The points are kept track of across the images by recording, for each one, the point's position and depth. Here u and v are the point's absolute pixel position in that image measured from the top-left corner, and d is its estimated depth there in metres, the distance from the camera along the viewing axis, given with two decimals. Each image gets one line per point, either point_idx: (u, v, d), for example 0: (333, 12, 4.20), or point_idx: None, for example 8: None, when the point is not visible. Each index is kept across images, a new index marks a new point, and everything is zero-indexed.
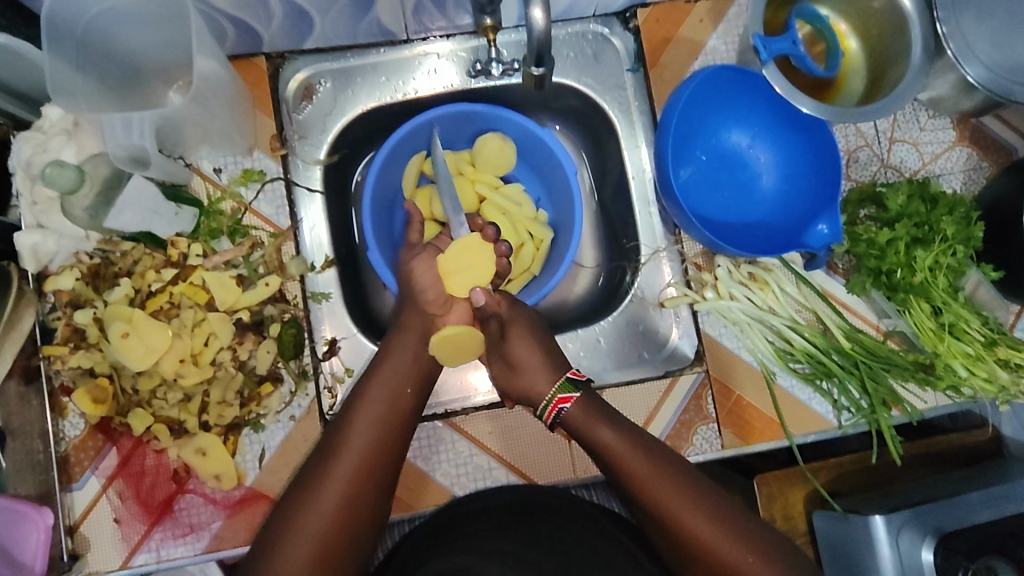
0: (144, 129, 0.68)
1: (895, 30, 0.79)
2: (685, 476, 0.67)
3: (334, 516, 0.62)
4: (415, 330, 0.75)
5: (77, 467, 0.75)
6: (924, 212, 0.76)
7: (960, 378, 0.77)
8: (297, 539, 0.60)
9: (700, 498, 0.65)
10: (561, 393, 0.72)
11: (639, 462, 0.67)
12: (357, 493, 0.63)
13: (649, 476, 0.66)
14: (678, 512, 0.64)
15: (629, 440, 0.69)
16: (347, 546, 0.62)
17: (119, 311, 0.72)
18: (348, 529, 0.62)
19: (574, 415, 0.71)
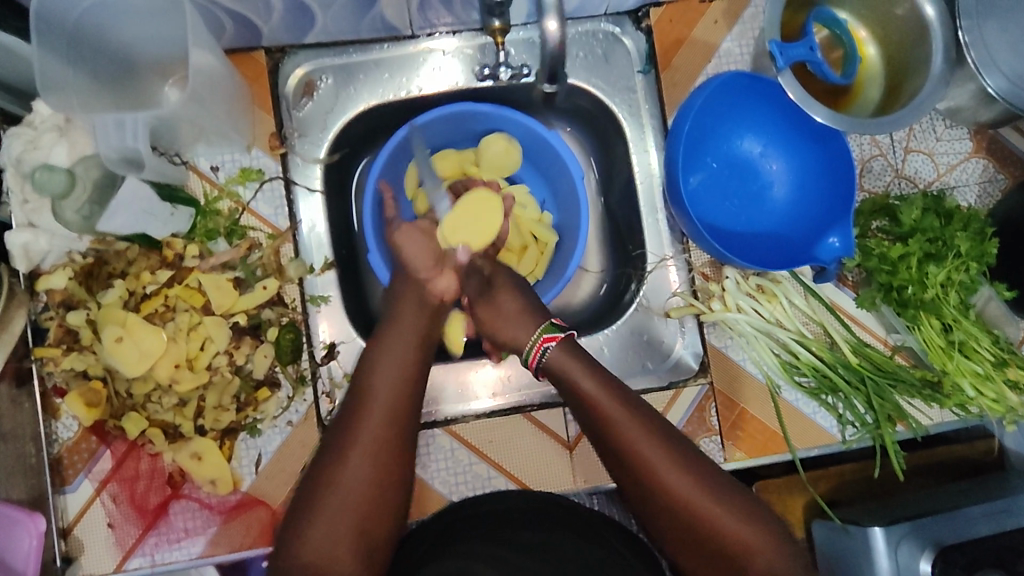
0: (138, 129, 0.65)
1: (915, 38, 0.77)
2: (677, 447, 0.66)
3: (367, 486, 0.62)
4: (412, 300, 0.74)
5: (70, 469, 0.74)
6: (939, 227, 0.74)
7: (967, 398, 0.75)
8: (331, 511, 0.60)
9: (697, 471, 0.65)
10: (546, 333, 0.72)
11: (635, 431, 0.66)
12: (384, 459, 0.63)
13: (646, 445, 0.65)
14: (671, 483, 0.64)
15: (612, 397, 0.68)
16: (382, 514, 0.62)
17: (112, 315, 0.71)
18: (381, 496, 0.62)
19: (559, 361, 0.71)
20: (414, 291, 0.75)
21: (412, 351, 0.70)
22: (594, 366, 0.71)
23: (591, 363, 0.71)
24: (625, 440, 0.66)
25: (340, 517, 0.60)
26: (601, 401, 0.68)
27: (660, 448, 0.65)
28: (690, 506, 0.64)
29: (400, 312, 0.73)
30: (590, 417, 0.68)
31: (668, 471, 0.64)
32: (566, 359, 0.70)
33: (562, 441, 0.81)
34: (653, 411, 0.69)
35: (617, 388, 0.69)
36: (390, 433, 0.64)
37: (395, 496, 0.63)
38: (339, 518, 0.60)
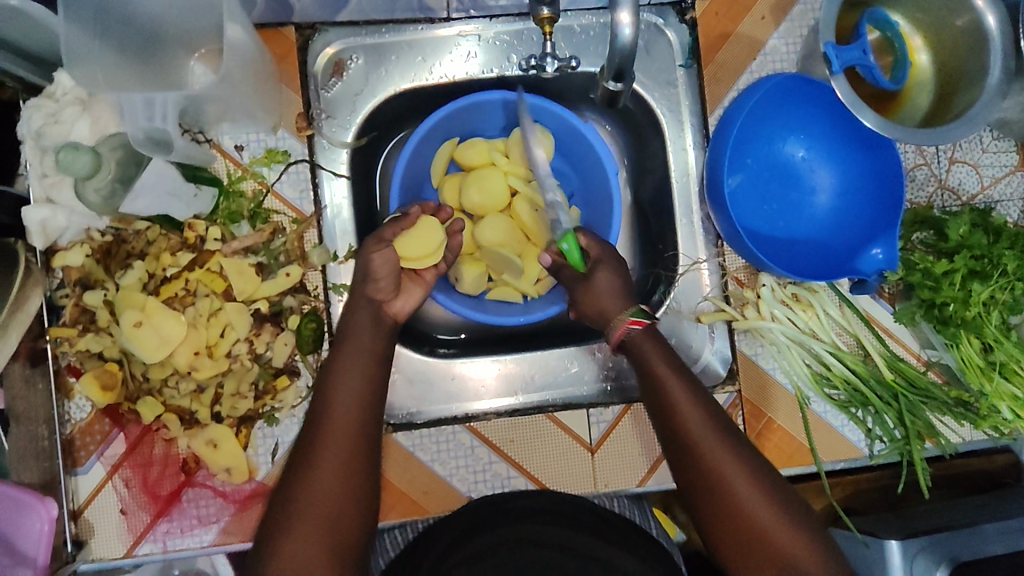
0: (167, 109, 0.63)
1: (972, 46, 0.74)
2: (738, 443, 0.65)
3: (332, 502, 0.59)
4: (367, 308, 0.71)
5: (82, 450, 0.72)
6: (985, 244, 0.72)
7: (1004, 420, 0.74)
8: (299, 529, 0.57)
9: (753, 469, 0.63)
10: (631, 316, 0.72)
11: (697, 422, 0.65)
12: (348, 471, 0.60)
13: (706, 438, 0.64)
14: (728, 478, 0.62)
15: (682, 382, 0.67)
16: (350, 527, 0.59)
17: (131, 299, 0.68)
18: (348, 512, 0.59)
19: (637, 341, 0.71)
20: (362, 300, 0.72)
21: (370, 359, 0.68)
22: (668, 354, 0.70)
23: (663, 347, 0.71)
24: (687, 430, 0.65)
25: (306, 534, 0.57)
26: (669, 384, 0.67)
27: (720, 445, 0.64)
28: (741, 506, 0.62)
29: (354, 319, 0.70)
30: (655, 402, 0.68)
31: (725, 467, 0.63)
32: (642, 339, 0.71)
33: (584, 443, 0.79)
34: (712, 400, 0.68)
35: (687, 378, 0.68)
36: (355, 443, 0.62)
37: (362, 511, 0.60)
38: (305, 535, 0.57)
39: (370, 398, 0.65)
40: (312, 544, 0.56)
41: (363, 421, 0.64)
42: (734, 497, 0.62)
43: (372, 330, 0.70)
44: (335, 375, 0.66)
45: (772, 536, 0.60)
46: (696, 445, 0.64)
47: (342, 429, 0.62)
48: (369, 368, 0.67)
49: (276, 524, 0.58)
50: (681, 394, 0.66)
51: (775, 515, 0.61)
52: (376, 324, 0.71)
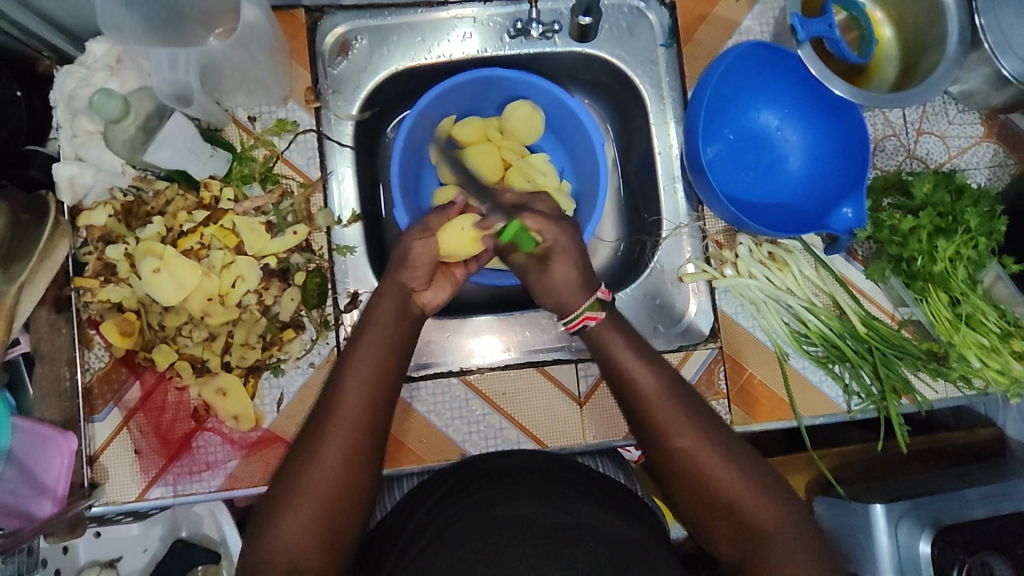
0: (188, 66, 0.71)
1: (930, 18, 0.79)
2: (708, 425, 0.64)
3: (332, 483, 0.61)
4: (393, 297, 0.73)
5: (99, 398, 0.77)
6: (949, 202, 0.76)
7: (971, 369, 0.79)
8: (298, 499, 0.60)
9: (723, 448, 0.63)
10: (588, 310, 0.71)
11: (664, 406, 0.65)
12: (353, 452, 0.62)
13: (675, 424, 0.64)
14: (699, 463, 0.63)
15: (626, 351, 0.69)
16: (344, 516, 0.61)
17: (151, 248, 0.74)
18: (347, 486, 0.62)
19: (601, 334, 0.70)
20: (392, 286, 0.73)
21: (388, 350, 0.69)
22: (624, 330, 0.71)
23: (628, 331, 0.71)
24: (656, 419, 0.65)
25: (304, 504, 0.60)
26: (634, 372, 0.67)
27: (689, 430, 0.64)
28: (694, 464, 0.63)
29: (377, 310, 0.72)
30: (620, 389, 0.68)
31: (697, 454, 0.63)
32: (607, 331, 0.70)
33: (573, 396, 0.84)
34: (663, 362, 0.69)
35: (641, 351, 0.69)
36: (359, 432, 0.63)
37: (363, 487, 0.63)
38: (296, 512, 0.60)
39: (384, 383, 0.67)
40: (307, 511, 0.60)
41: (374, 411, 0.65)
42: (710, 481, 0.62)
43: (393, 320, 0.71)
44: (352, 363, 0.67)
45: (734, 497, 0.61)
46: (666, 432, 0.64)
47: (354, 416, 0.64)
48: (388, 358, 0.68)
49: (279, 491, 0.61)
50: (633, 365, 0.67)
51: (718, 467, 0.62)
52: (400, 315, 0.72)
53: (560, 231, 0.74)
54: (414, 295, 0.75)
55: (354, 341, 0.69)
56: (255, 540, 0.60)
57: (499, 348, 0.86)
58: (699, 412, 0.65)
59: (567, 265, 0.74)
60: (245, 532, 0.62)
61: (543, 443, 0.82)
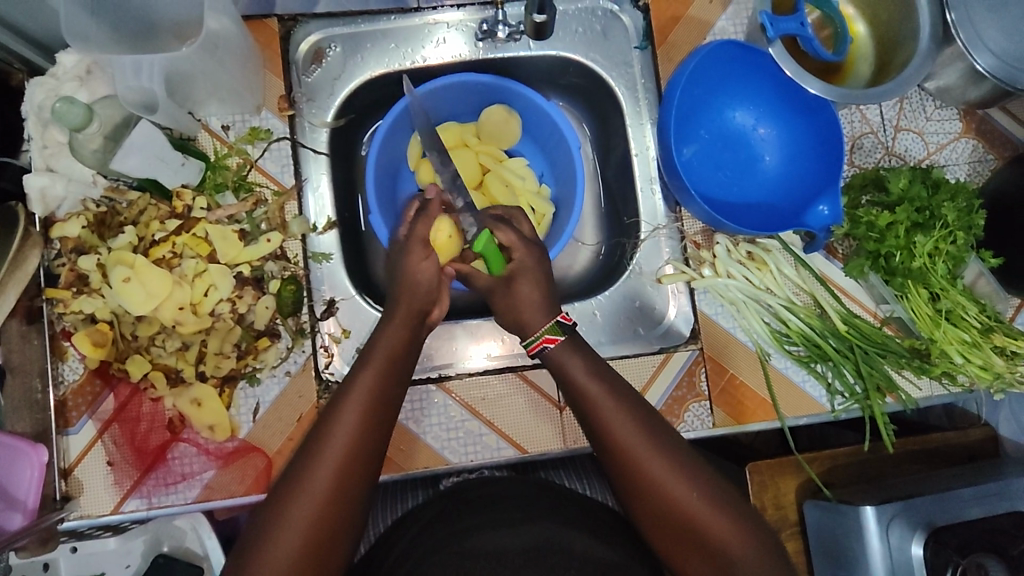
0: (154, 72, 0.69)
1: (904, 13, 0.79)
2: (675, 452, 0.66)
3: (322, 505, 0.61)
4: (399, 317, 0.71)
5: (73, 411, 0.76)
6: (925, 196, 0.76)
7: (955, 365, 0.77)
8: (287, 520, 0.60)
9: (690, 474, 0.65)
10: (548, 332, 0.71)
11: (628, 434, 0.66)
12: (345, 479, 0.62)
13: (641, 452, 0.65)
14: (667, 489, 0.64)
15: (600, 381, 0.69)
16: (338, 533, 0.61)
17: (122, 258, 0.73)
18: (336, 513, 0.61)
19: (560, 355, 0.71)
20: (408, 312, 0.71)
21: (388, 374, 0.67)
22: (589, 355, 0.72)
23: (588, 354, 0.72)
24: (621, 447, 0.66)
25: (296, 524, 0.60)
26: (599, 403, 0.68)
27: (654, 456, 0.65)
28: (666, 498, 0.64)
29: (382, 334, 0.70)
30: (586, 417, 0.69)
31: (665, 482, 0.64)
32: (567, 354, 0.71)
33: (553, 401, 0.83)
34: (633, 392, 0.70)
35: (613, 381, 0.70)
36: (354, 460, 0.62)
37: (354, 514, 0.63)
38: (289, 532, 0.60)
39: (382, 408, 0.66)
40: (296, 537, 0.60)
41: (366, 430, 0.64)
42: (680, 509, 0.64)
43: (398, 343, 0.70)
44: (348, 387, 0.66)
45: (706, 531, 0.63)
46: (632, 461, 0.65)
47: (345, 433, 0.63)
48: (388, 381, 0.67)
49: (271, 512, 0.61)
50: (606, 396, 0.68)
51: (692, 501, 0.64)
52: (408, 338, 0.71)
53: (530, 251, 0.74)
54: (426, 316, 0.74)
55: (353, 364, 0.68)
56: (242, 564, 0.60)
57: (492, 353, 0.86)
58: (667, 440, 0.67)
59: (532, 286, 0.72)
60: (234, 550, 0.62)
61: (523, 449, 0.82)
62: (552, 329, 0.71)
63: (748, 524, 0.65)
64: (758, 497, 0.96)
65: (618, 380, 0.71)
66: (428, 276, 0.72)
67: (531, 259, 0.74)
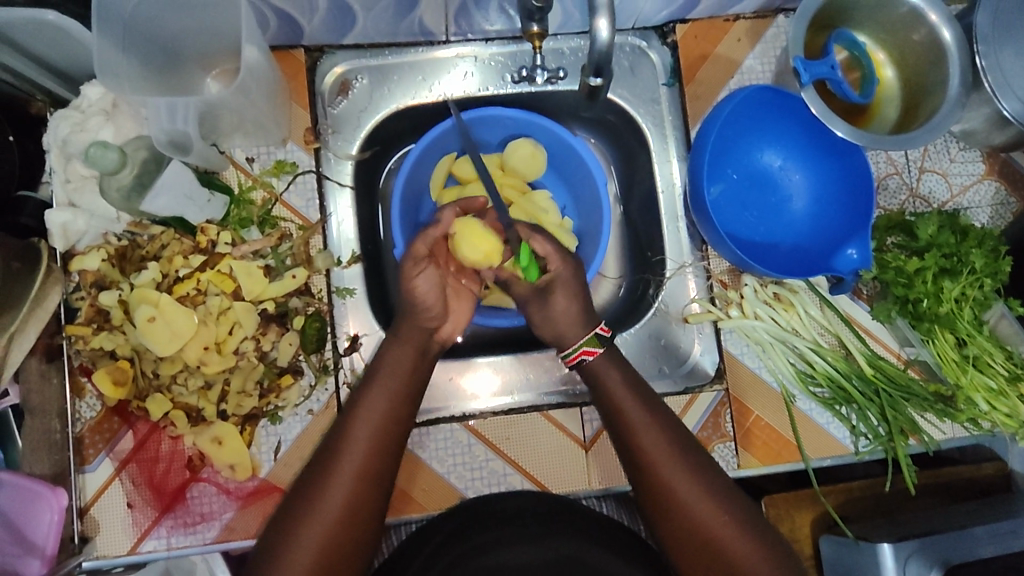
0: (188, 115, 0.68)
1: (933, 59, 0.79)
2: (705, 472, 0.66)
3: (344, 503, 0.61)
4: (416, 337, 0.72)
5: (91, 448, 0.74)
6: (954, 243, 0.76)
7: (980, 412, 0.78)
8: (309, 516, 0.60)
9: (718, 495, 0.65)
10: (588, 344, 0.71)
11: (659, 451, 0.66)
12: (356, 503, 0.62)
13: (672, 469, 0.65)
14: (696, 509, 0.64)
15: (631, 395, 0.69)
16: (354, 534, 0.61)
17: (146, 296, 0.72)
18: (346, 537, 0.61)
19: (598, 368, 0.71)
20: (415, 330, 0.72)
21: (402, 397, 0.68)
22: (627, 371, 0.72)
23: (626, 368, 0.72)
24: (652, 461, 0.66)
25: (316, 520, 0.60)
26: (630, 416, 0.68)
27: (685, 476, 0.65)
28: (692, 517, 0.64)
29: (392, 352, 0.70)
30: (617, 431, 0.69)
31: (692, 500, 0.64)
32: (604, 366, 0.71)
33: (578, 441, 0.82)
34: (664, 407, 0.70)
35: (643, 394, 0.70)
36: (375, 463, 0.63)
37: (364, 538, 0.62)
38: (308, 527, 0.60)
39: (395, 430, 0.66)
40: (306, 561, 0.59)
41: (388, 434, 0.65)
42: (706, 529, 0.63)
43: (412, 366, 0.70)
44: (361, 408, 0.66)
45: (730, 552, 0.63)
46: (662, 479, 0.65)
47: (369, 434, 0.64)
48: (402, 397, 0.67)
49: (293, 507, 0.61)
50: (635, 409, 0.68)
51: (718, 521, 0.63)
52: (420, 358, 0.71)
53: (565, 266, 0.73)
54: (433, 334, 0.74)
55: (367, 384, 0.68)
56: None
57: (514, 392, 0.85)
58: (697, 460, 0.66)
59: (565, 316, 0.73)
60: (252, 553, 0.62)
61: (547, 489, 0.81)
62: (591, 340, 0.72)
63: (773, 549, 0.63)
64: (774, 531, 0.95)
65: (649, 396, 0.71)
66: (428, 291, 0.71)
67: (565, 273, 0.73)
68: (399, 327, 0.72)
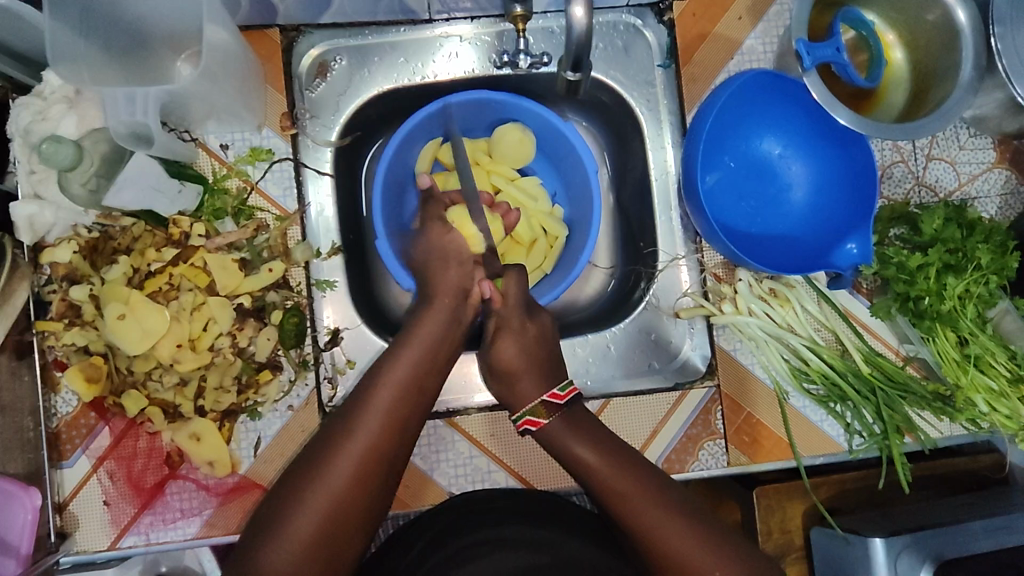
0: (148, 104, 0.64)
1: (946, 42, 0.74)
2: (686, 513, 0.63)
3: (367, 457, 0.60)
4: (446, 307, 0.72)
5: (68, 444, 0.73)
6: (959, 238, 0.73)
7: (979, 413, 0.75)
8: (330, 469, 0.59)
9: (703, 534, 0.61)
10: (532, 413, 0.70)
11: (633, 500, 0.63)
12: (373, 465, 0.60)
13: (647, 515, 0.62)
14: (677, 551, 0.60)
15: (587, 444, 0.68)
16: (374, 492, 0.60)
17: (117, 292, 0.71)
18: (358, 499, 0.59)
19: (554, 429, 0.70)
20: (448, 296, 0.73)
21: (422, 368, 0.67)
22: (582, 429, 0.70)
23: (583, 428, 0.70)
24: (616, 497, 0.64)
25: (336, 473, 0.59)
26: (588, 461, 0.67)
27: (663, 518, 0.62)
28: (665, 549, 0.61)
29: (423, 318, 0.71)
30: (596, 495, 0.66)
31: (659, 530, 0.61)
32: (558, 432, 0.70)
33: None
34: (623, 448, 0.69)
35: (598, 438, 0.69)
36: (400, 423, 0.63)
37: (371, 506, 0.60)
38: (329, 480, 0.59)
39: (414, 402, 0.65)
40: (318, 516, 0.57)
41: (415, 397, 0.65)
42: (678, 557, 0.60)
43: (440, 332, 0.70)
44: (383, 373, 0.65)
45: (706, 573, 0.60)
46: (649, 538, 0.61)
47: (393, 392, 0.64)
48: (429, 364, 0.67)
49: (312, 463, 0.60)
50: (589, 454, 0.67)
51: (688, 546, 0.60)
52: (449, 326, 0.71)
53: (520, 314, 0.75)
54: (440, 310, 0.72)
55: (391, 354, 0.67)
56: (251, 552, 0.57)
57: None
58: (660, 489, 0.64)
59: (514, 351, 0.73)
60: (257, 515, 0.60)
61: (532, 486, 0.79)
62: (537, 409, 0.70)
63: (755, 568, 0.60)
64: (765, 522, 0.93)
65: (616, 446, 0.69)
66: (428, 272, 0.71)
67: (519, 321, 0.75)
68: (434, 296, 0.73)
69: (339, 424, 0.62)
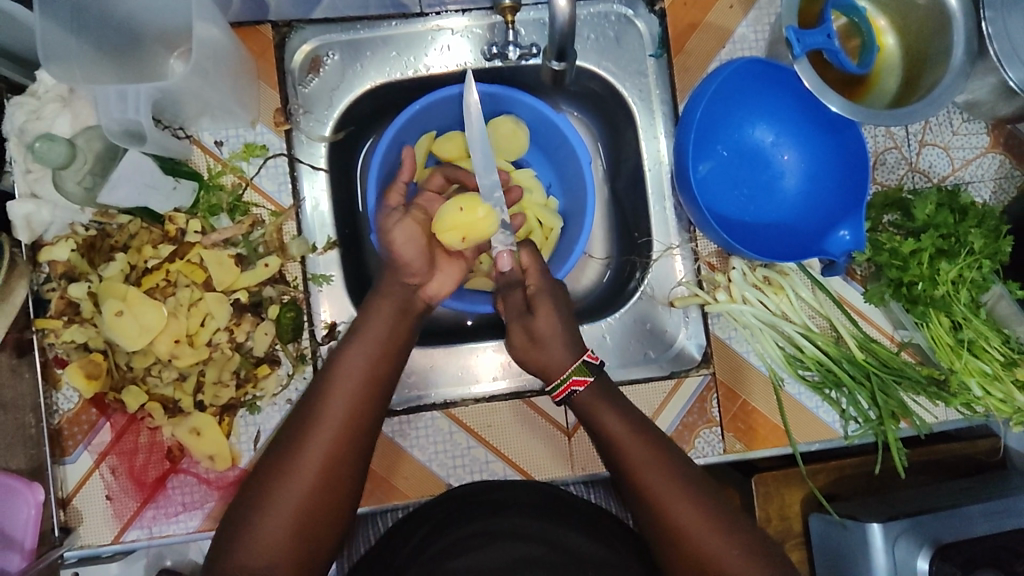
0: (140, 103, 0.65)
1: (937, 27, 0.74)
2: (696, 491, 0.64)
3: (326, 461, 0.60)
4: (395, 301, 0.70)
5: (70, 440, 0.74)
6: (952, 223, 0.73)
7: (973, 398, 0.76)
8: (289, 474, 0.59)
9: (709, 513, 0.62)
10: (576, 374, 0.70)
11: (646, 473, 0.64)
12: (332, 468, 0.60)
13: (657, 489, 0.63)
14: (681, 526, 0.61)
15: (614, 412, 0.69)
16: (337, 494, 0.60)
17: (113, 289, 0.71)
18: (320, 504, 0.59)
19: (586, 397, 0.70)
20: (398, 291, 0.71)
21: (381, 356, 0.67)
22: (614, 399, 0.70)
23: (613, 398, 0.70)
24: (630, 469, 0.65)
25: (295, 479, 0.59)
26: (613, 429, 0.68)
27: (671, 493, 0.63)
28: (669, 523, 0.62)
29: (374, 314, 0.69)
30: (616, 466, 0.67)
31: (666, 505, 0.62)
32: (590, 398, 0.70)
33: (562, 428, 0.81)
34: (648, 422, 0.69)
35: (625, 408, 0.69)
36: (357, 423, 0.63)
37: (344, 495, 0.61)
38: (290, 485, 0.59)
39: (370, 401, 0.64)
40: (281, 522, 0.58)
41: (370, 396, 0.64)
42: (680, 532, 0.61)
43: (393, 328, 0.69)
44: (340, 365, 0.65)
45: (706, 551, 0.61)
46: (658, 512, 0.63)
47: (347, 394, 0.63)
48: (381, 361, 0.66)
49: (270, 469, 0.60)
50: (614, 423, 0.68)
51: (692, 523, 0.61)
52: (401, 322, 0.70)
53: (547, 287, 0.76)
54: (415, 294, 0.73)
55: (342, 355, 0.66)
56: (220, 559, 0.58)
57: (500, 377, 0.83)
58: (674, 467, 0.65)
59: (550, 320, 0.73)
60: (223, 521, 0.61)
61: (530, 476, 0.80)
62: (580, 369, 0.70)
63: (756, 553, 0.61)
64: (764, 508, 0.93)
65: (643, 419, 0.69)
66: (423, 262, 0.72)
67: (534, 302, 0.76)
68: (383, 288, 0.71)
69: (303, 417, 0.62)
